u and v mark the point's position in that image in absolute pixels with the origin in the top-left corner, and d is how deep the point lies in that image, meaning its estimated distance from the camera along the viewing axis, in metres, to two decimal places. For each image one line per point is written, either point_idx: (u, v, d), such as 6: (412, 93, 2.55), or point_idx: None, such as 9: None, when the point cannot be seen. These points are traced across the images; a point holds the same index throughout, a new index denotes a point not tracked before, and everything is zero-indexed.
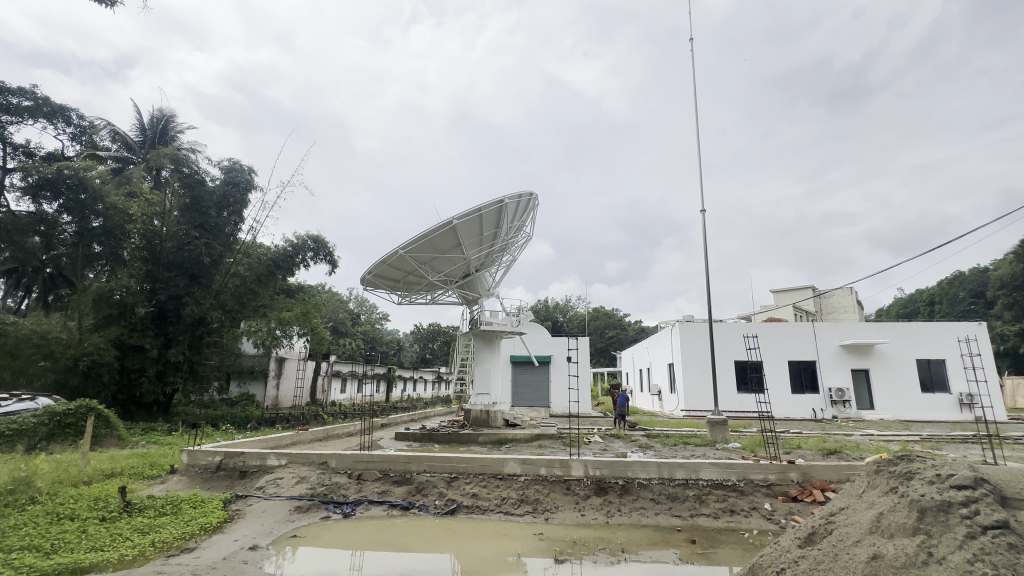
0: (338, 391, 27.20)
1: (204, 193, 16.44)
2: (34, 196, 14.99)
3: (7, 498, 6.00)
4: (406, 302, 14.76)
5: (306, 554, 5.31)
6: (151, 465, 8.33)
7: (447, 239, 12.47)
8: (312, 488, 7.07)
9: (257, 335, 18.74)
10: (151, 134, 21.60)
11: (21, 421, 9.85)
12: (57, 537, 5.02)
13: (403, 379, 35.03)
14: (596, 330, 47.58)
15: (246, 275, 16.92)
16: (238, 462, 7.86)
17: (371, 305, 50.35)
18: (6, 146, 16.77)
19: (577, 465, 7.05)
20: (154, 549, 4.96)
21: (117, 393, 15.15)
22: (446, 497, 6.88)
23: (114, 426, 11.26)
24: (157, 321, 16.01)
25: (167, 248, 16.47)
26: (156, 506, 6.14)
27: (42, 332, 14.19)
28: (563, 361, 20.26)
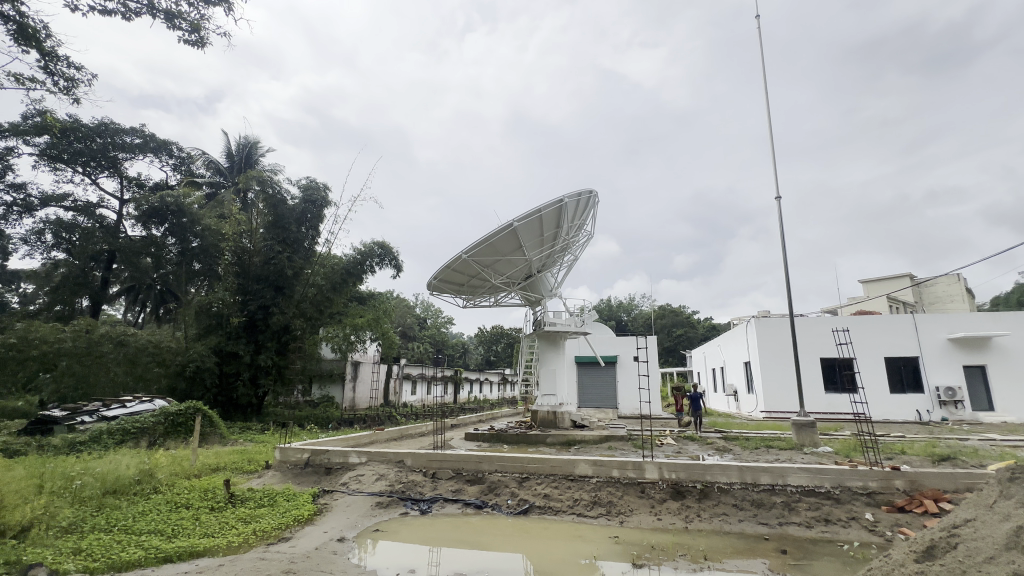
0: (409, 393, 28.30)
1: (285, 212, 17.73)
2: (145, 223, 17.45)
3: (137, 487, 6.82)
4: (470, 306, 15.07)
5: (386, 548, 5.56)
6: (250, 461, 9.12)
7: (509, 242, 12.56)
8: (391, 485, 7.40)
9: (335, 341, 20.25)
10: (238, 160, 23.67)
11: (142, 420, 11.12)
12: (177, 523, 5.63)
13: (470, 381, 35.83)
14: (662, 328, 45.88)
15: (322, 284, 18.08)
16: (324, 459, 8.39)
17: (437, 309, 52.05)
18: (122, 180, 19.12)
19: (651, 468, 6.82)
20: (256, 537, 5.42)
21: (218, 395, 16.75)
22: (518, 496, 6.93)
23: (217, 424, 12.48)
24: (248, 329, 17.35)
25: (255, 263, 17.61)
26: (256, 498, 6.72)
27: (156, 342, 16.09)
28: (630, 361, 19.69)
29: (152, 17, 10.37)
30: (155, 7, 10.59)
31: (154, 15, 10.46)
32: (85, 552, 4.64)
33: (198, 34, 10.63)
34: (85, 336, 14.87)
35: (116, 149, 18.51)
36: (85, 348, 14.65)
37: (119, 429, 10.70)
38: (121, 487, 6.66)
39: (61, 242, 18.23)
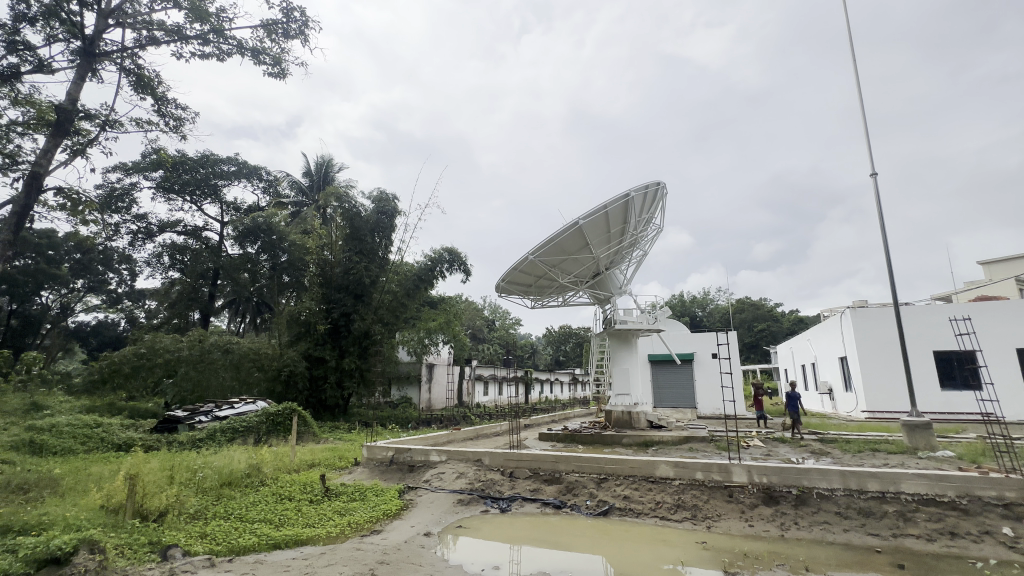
0: (481, 394, 28.91)
1: (360, 224, 18.73)
2: (242, 242, 20.09)
3: (247, 480, 7.58)
4: (538, 306, 15.13)
5: (469, 544, 5.71)
6: (341, 458, 9.80)
7: (575, 240, 12.44)
8: (471, 483, 7.60)
9: (411, 344, 21.54)
10: (316, 178, 25.44)
11: (248, 420, 12.30)
12: (282, 513, 6.17)
13: (541, 381, 35.94)
14: (742, 323, 43.18)
15: (397, 291, 18.97)
16: (407, 457, 8.82)
17: (504, 311, 52.85)
18: (222, 205, 21.39)
19: (738, 471, 6.46)
20: (351, 529, 5.80)
21: (309, 397, 18.10)
22: (597, 498, 6.83)
23: (309, 424, 13.51)
24: (333, 335, 18.58)
25: (337, 273, 18.61)
26: (348, 493, 7.20)
27: (256, 349, 17.75)
28: (708, 358, 18.74)
29: (241, 56, 11.49)
30: (243, 46, 11.73)
31: (242, 54, 11.59)
32: (210, 536, 5.23)
33: (280, 66, 11.62)
34: (199, 345, 17.16)
35: (216, 177, 20.71)
36: (199, 356, 16.90)
37: (230, 428, 11.92)
38: (235, 479, 7.42)
39: (177, 263, 20.81)
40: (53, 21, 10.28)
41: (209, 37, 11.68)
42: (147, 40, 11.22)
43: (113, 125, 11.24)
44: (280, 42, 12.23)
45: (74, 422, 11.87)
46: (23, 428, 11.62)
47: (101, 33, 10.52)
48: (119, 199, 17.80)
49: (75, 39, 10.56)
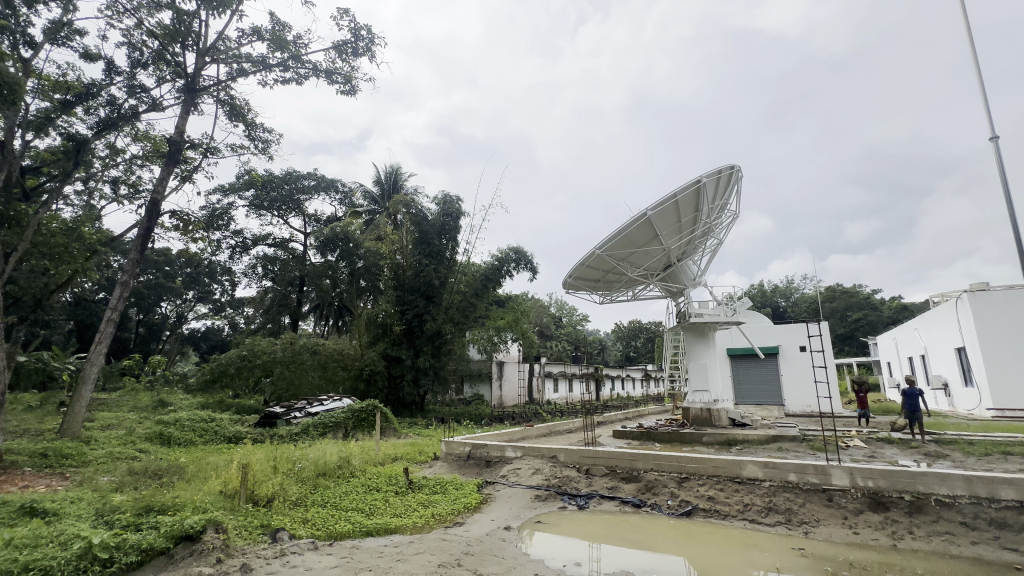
0: (552, 391, 28.92)
1: (428, 227, 19.43)
2: (322, 251, 21.97)
3: (339, 471, 8.18)
4: (608, 301, 14.87)
5: (548, 540, 5.76)
6: (421, 452, 10.25)
7: (643, 232, 12.04)
8: (547, 479, 7.64)
9: (481, 342, 22.05)
10: (387, 186, 26.73)
11: (337, 416, 13.23)
12: (372, 503, 6.59)
13: (612, 378, 35.27)
14: (834, 313, 39.54)
15: (466, 291, 19.43)
16: (483, 453, 9.04)
17: (571, 308, 52.54)
18: (305, 217, 23.17)
19: (838, 473, 5.95)
20: (435, 520, 6.06)
21: (389, 394, 19.07)
22: (679, 497, 6.58)
23: (391, 420, 14.25)
24: (408, 336, 19.43)
25: (409, 275, 19.42)
26: (430, 485, 7.52)
27: (339, 351, 19.00)
28: (795, 351, 17.39)
29: (316, 78, 12.37)
30: (317, 68, 12.61)
31: (317, 76, 12.47)
32: (311, 521, 5.71)
33: (350, 83, 12.36)
34: (291, 347, 18.72)
35: (299, 192, 22.49)
36: (291, 357, 18.47)
37: (321, 423, 12.88)
38: (328, 470, 8.02)
39: (269, 273, 22.85)
40: (162, 64, 11.71)
41: (288, 64, 12.68)
42: (237, 72, 12.42)
43: (213, 152, 12.57)
44: (350, 61, 13.00)
45: (192, 417, 13.41)
46: (153, 423, 13.34)
47: (201, 70, 11.82)
48: (219, 217, 19.85)
49: (180, 78, 11.93)
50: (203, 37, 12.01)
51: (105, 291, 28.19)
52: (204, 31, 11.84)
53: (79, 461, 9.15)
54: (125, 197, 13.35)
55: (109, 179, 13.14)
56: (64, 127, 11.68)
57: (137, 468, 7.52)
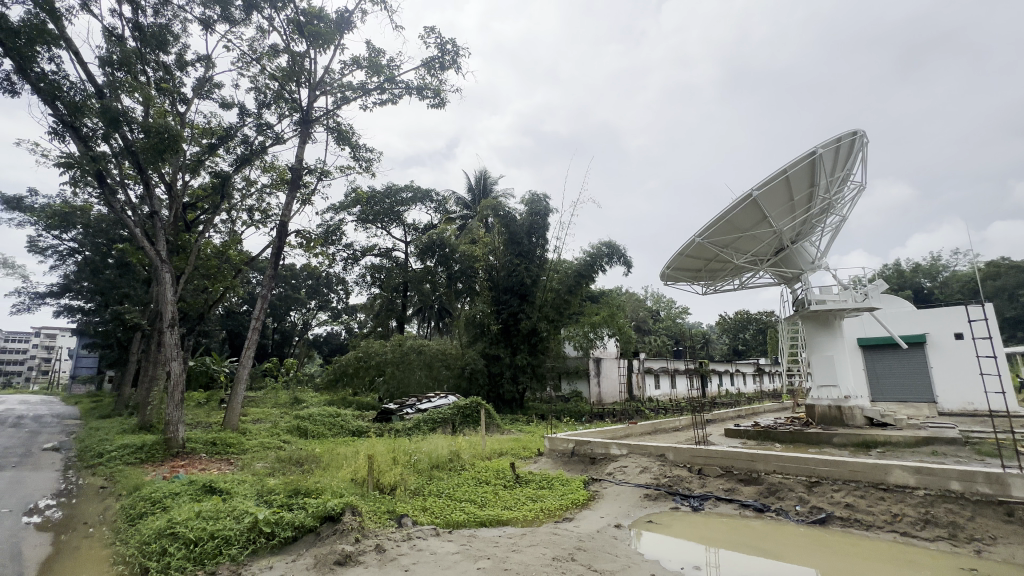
0: (653, 388, 27.85)
1: (517, 228, 19.62)
2: (423, 257, 23.32)
3: (451, 463, 8.65)
4: (712, 291, 14.04)
5: (662, 541, 5.57)
6: (525, 448, 10.46)
7: (749, 215, 11.11)
8: (656, 478, 7.38)
9: (577, 339, 21.89)
10: (477, 191, 27.66)
11: (443, 412, 13.98)
12: (483, 495, 6.89)
13: (718, 373, 33.00)
14: (999, 292, 33.04)
15: (559, 288, 19.43)
16: (588, 450, 8.98)
17: (670, 301, 50.15)
18: (405, 227, 24.83)
19: (1018, 483, 5.00)
20: (545, 514, 6.16)
21: (490, 392, 19.72)
22: (809, 504, 5.98)
23: (493, 416, 14.76)
24: (504, 335, 19.92)
25: (502, 276, 19.88)
26: (537, 480, 7.66)
27: (442, 351, 20.10)
28: (948, 340, 14.90)
29: (409, 96, 13.21)
30: (409, 86, 13.47)
31: (410, 94, 13.30)
32: (430, 509, 6.12)
33: (440, 96, 13.01)
34: (400, 349, 20.22)
35: (398, 204, 24.20)
36: (400, 357, 19.97)
37: (430, 418, 13.72)
38: (441, 463, 8.52)
39: (377, 281, 24.86)
40: (281, 102, 13.28)
41: (384, 86, 13.68)
42: (341, 101, 13.72)
43: (326, 175, 14.01)
44: (438, 75, 13.68)
45: (322, 413, 15.05)
46: (291, 417, 15.21)
47: (312, 103, 13.23)
48: (333, 233, 22.02)
49: (296, 113, 13.46)
50: (313, 73, 13.41)
51: (248, 304, 32.72)
52: (314, 68, 13.23)
53: (239, 450, 10.74)
54: (260, 222, 15.38)
55: (246, 208, 15.24)
56: (212, 167, 13.76)
57: (283, 457, 8.62)
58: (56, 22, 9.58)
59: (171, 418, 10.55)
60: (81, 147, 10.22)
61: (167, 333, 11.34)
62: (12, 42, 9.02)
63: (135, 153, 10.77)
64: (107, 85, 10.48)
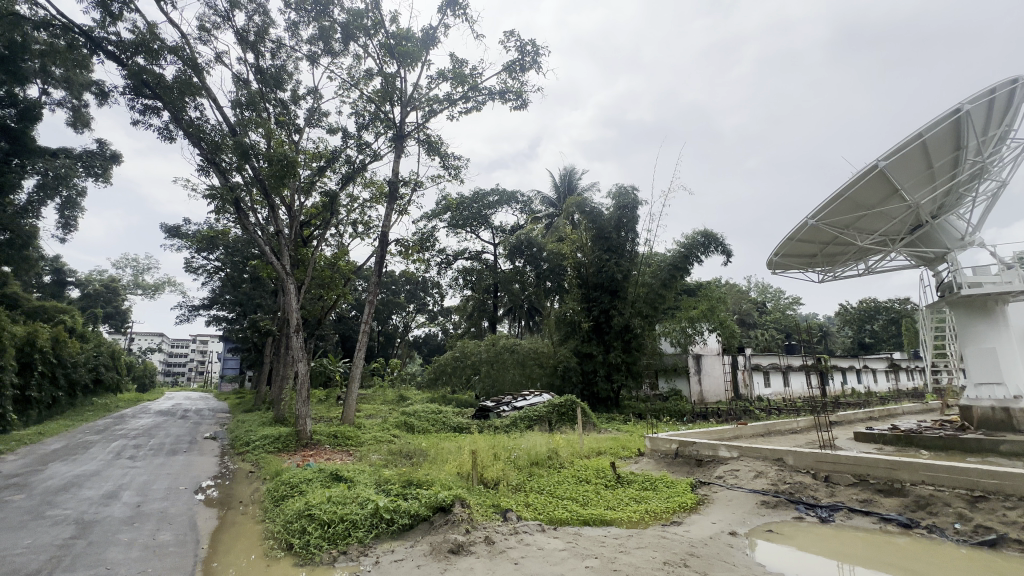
0: (763, 386, 25.65)
1: (605, 223, 19.13)
2: (512, 258, 23.79)
3: (550, 460, 8.71)
4: (830, 278, 12.64)
5: (785, 552, 5.08)
6: (625, 448, 10.19)
7: (875, 189, 9.76)
8: (774, 484, 6.77)
9: (673, 335, 20.87)
10: (562, 188, 27.51)
11: (539, 410, 14.14)
12: (584, 494, 6.85)
13: (841, 370, 29.48)
14: None
15: (653, 283, 18.75)
16: (693, 451, 8.50)
17: (777, 291, 45.86)
18: (493, 229, 25.51)
19: None
20: (650, 517, 5.96)
21: (584, 390, 19.52)
22: (973, 522, 5.10)
23: (589, 415, 14.59)
24: (596, 332, 19.55)
25: (591, 272, 19.54)
26: (639, 481, 7.43)
27: (535, 350, 20.30)
28: None
29: (492, 101, 13.55)
30: (492, 92, 13.80)
31: (493, 99, 13.63)
32: (532, 505, 6.23)
33: (521, 97, 13.17)
34: (494, 348, 20.81)
35: (486, 208, 24.91)
36: (495, 356, 20.56)
37: (526, 416, 13.93)
38: (540, 460, 8.61)
39: (469, 283, 25.86)
40: (378, 122, 14.32)
41: (469, 95, 14.18)
42: (428, 114, 14.48)
43: (419, 186, 14.86)
44: (518, 77, 13.85)
45: (426, 410, 15.99)
46: (399, 414, 16.34)
47: (404, 119, 14.11)
48: (427, 240, 23.29)
49: (390, 130, 14.45)
50: (404, 91, 14.30)
51: (356, 309, 35.84)
52: (404, 86, 14.10)
53: (357, 442, 11.79)
54: (364, 233, 16.74)
55: (351, 221, 16.69)
56: (322, 187, 15.27)
57: (395, 450, 9.28)
58: (198, 76, 11.27)
59: (300, 413, 11.89)
60: (221, 180, 11.93)
61: (294, 337, 12.81)
62: (168, 97, 10.79)
63: (262, 181, 12.30)
64: (238, 123, 12.13)
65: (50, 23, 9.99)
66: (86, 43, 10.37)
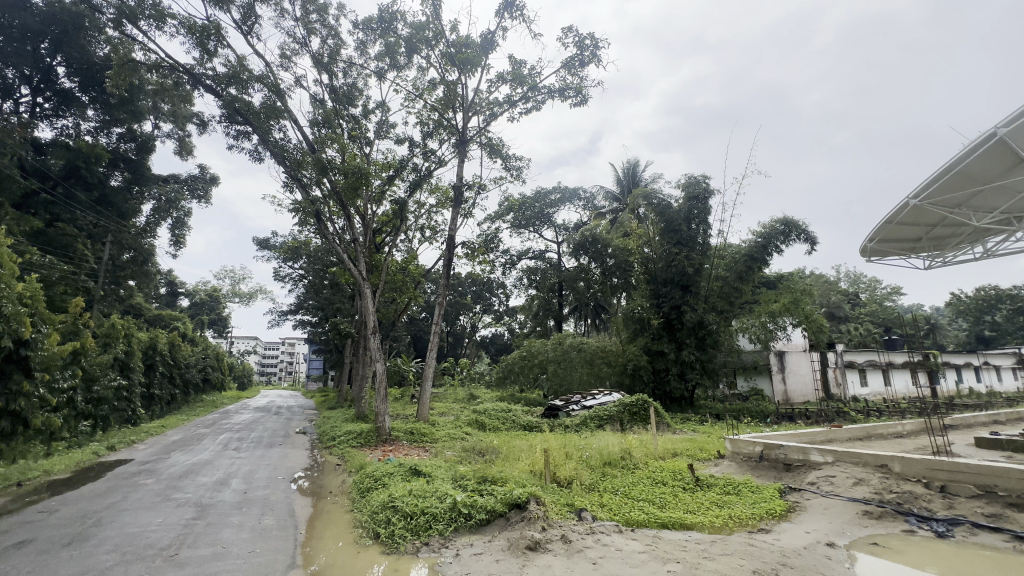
0: (858, 386, 23.39)
1: (674, 215, 18.31)
2: (576, 256, 23.56)
3: (623, 461, 8.52)
4: (938, 264, 11.32)
5: (894, 568, 4.60)
6: (703, 450, 9.72)
7: (994, 162, 8.54)
8: (878, 493, 6.16)
9: (752, 331, 19.61)
10: (626, 181, 26.75)
11: (610, 409, 13.88)
12: (660, 496, 6.63)
13: (955, 368, 26.16)
14: None
15: (728, 276, 17.82)
16: (780, 455, 7.94)
17: (872, 281, 41.63)
18: (556, 228, 25.39)
19: None
20: (734, 523, 5.64)
21: (656, 389, 18.86)
22: None
23: (663, 415, 14.11)
24: (667, 329, 18.76)
25: (660, 267, 18.82)
26: (721, 485, 7.06)
27: (603, 348, 19.95)
28: None
29: (552, 99, 13.52)
30: (552, 90, 13.77)
31: (553, 97, 13.58)
32: (607, 506, 6.13)
33: (581, 93, 13.01)
34: (561, 347, 20.72)
35: (548, 206, 24.83)
36: (562, 355, 20.47)
37: (597, 416, 13.73)
38: (613, 460, 8.45)
39: (533, 283, 25.94)
40: (442, 129, 14.80)
41: (528, 95, 14.23)
42: (489, 117, 14.75)
43: (483, 189, 15.16)
44: (578, 73, 13.70)
45: (496, 409, 16.26)
46: (470, 412, 16.75)
47: (466, 125, 14.47)
48: (492, 241, 23.66)
49: (454, 136, 14.87)
50: (465, 97, 14.64)
51: (426, 311, 37.25)
52: (465, 93, 14.45)
53: (432, 439, 12.28)
54: (432, 238, 17.36)
55: (419, 227, 17.36)
56: (392, 196, 16.03)
57: (469, 447, 9.55)
58: (281, 100, 12.26)
59: (379, 410, 12.57)
60: (304, 195, 12.92)
61: (371, 338, 13.56)
62: (258, 121, 11.87)
63: (338, 193, 13.16)
64: (316, 141, 13.07)
65: (159, 65, 11.36)
66: (189, 79, 11.69)
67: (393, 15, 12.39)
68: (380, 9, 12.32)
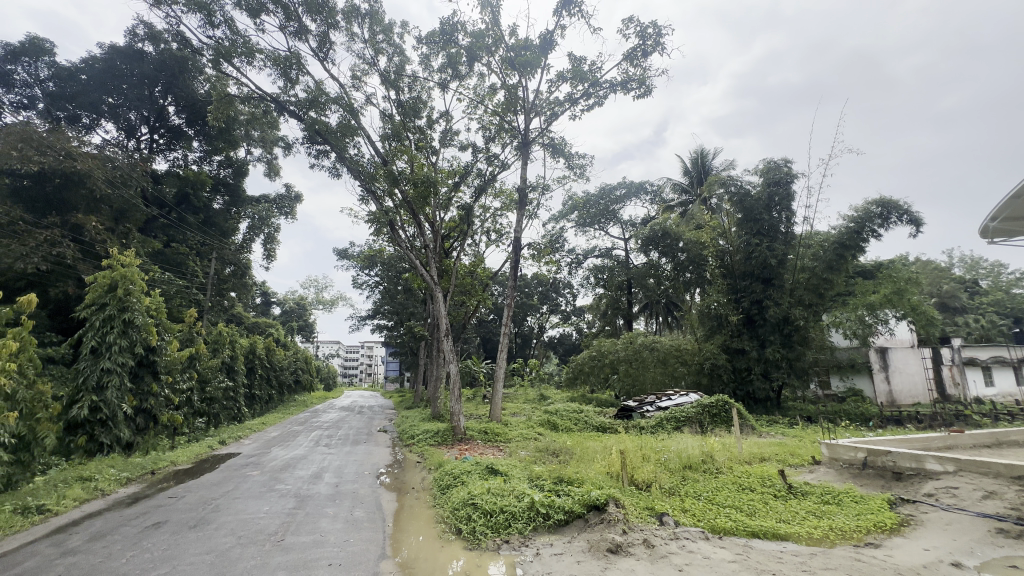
0: (982, 386, 20.52)
1: (752, 203, 17.09)
2: (645, 252, 22.82)
3: (704, 465, 8.11)
4: None
5: None
6: (794, 455, 9.01)
7: None
8: (1014, 508, 5.37)
9: (847, 325, 17.88)
10: (695, 171, 25.45)
11: (687, 411, 13.26)
12: (749, 503, 6.24)
13: None
14: None
15: (816, 267, 16.55)
16: (888, 462, 7.17)
17: (994, 266, 36.47)
18: (622, 224, 24.76)
19: None
20: (835, 535, 5.17)
21: (737, 389, 17.77)
22: None
23: (746, 416, 13.28)
24: (748, 325, 17.58)
25: (738, 260, 17.68)
26: (818, 494, 6.51)
27: (677, 347, 19.14)
28: None
29: (614, 93, 13.24)
30: (613, 83, 13.50)
31: (615, 91, 13.27)
32: (690, 511, 5.88)
33: (644, 84, 12.62)
34: (632, 346, 20.16)
35: (613, 202, 24.26)
36: (634, 354, 19.90)
37: (673, 417, 13.16)
38: (693, 464, 8.08)
39: (601, 282, 25.47)
40: (504, 133, 15.01)
41: (590, 91, 14.02)
42: (551, 117, 14.72)
43: (547, 189, 15.16)
44: (641, 63, 13.29)
45: (567, 409, 16.17)
46: (541, 412, 16.78)
47: (529, 126, 14.54)
48: (557, 241, 23.56)
49: (516, 138, 15.01)
50: (526, 99, 14.73)
51: (494, 313, 37.83)
52: (526, 95, 14.53)
53: (505, 438, 12.48)
54: (498, 241, 17.63)
55: (485, 230, 17.68)
56: (458, 202, 16.50)
57: (543, 448, 9.57)
58: (355, 118, 13.06)
59: (454, 410, 12.97)
60: (378, 205, 13.67)
61: (444, 340, 14.00)
62: (335, 139, 12.76)
63: (409, 202, 13.79)
64: (387, 154, 13.80)
65: (250, 96, 12.56)
66: (275, 107, 12.86)
67: (454, 27, 12.74)
68: (442, 21, 12.69)
